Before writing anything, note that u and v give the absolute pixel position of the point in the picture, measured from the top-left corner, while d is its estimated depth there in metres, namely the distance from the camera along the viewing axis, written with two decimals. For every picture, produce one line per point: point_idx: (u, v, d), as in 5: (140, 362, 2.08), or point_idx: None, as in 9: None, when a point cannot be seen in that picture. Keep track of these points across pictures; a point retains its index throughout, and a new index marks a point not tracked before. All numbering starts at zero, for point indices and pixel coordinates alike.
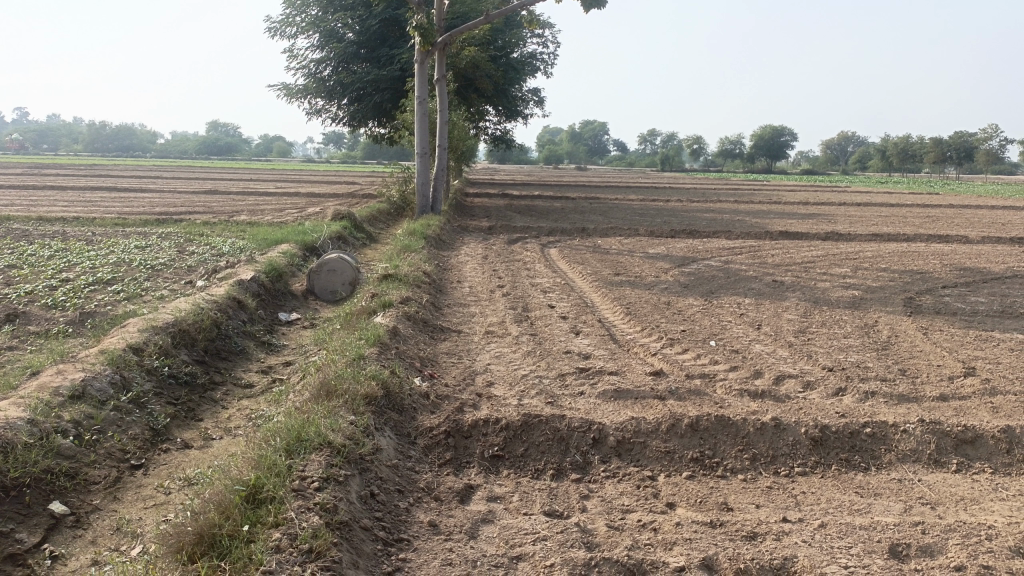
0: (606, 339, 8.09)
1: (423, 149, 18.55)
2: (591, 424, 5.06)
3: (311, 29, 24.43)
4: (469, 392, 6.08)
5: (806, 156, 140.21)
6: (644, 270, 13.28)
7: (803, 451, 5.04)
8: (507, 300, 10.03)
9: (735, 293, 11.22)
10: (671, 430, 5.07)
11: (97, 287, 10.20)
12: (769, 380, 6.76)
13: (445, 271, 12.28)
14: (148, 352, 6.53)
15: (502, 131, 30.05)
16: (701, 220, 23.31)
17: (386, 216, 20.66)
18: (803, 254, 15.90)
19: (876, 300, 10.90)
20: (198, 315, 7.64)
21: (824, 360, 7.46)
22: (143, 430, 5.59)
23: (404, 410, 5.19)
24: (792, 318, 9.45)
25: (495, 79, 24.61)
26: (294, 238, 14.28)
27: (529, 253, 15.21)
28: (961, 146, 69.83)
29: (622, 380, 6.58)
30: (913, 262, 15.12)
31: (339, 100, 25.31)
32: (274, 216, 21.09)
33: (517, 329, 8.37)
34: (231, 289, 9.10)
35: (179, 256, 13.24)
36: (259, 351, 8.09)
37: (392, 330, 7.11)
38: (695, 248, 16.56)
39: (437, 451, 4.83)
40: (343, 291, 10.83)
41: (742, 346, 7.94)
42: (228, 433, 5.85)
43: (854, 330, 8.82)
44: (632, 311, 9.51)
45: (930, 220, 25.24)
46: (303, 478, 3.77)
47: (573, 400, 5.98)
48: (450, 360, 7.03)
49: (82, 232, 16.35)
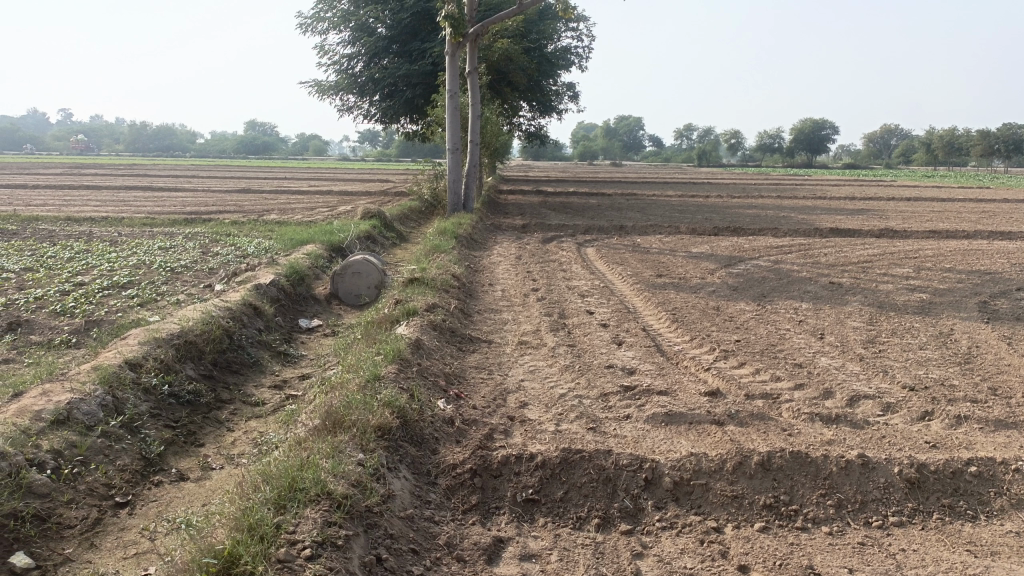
0: (652, 350, 7.32)
1: (454, 145, 17.85)
2: (641, 461, 4.30)
3: (342, 24, 23.89)
4: (500, 415, 5.37)
5: (846, 149, 136.78)
6: (689, 271, 12.44)
7: (897, 496, 4.22)
8: (542, 305, 9.28)
9: (789, 297, 10.35)
10: (739, 470, 4.29)
11: (111, 291, 9.66)
12: (841, 401, 5.94)
13: (475, 273, 11.58)
14: (146, 368, 5.92)
15: (536, 127, 29.25)
16: (744, 217, 22.25)
17: (417, 214, 20.02)
18: (857, 253, 14.90)
19: (947, 305, 9.93)
20: (206, 324, 7.03)
21: (903, 377, 6.58)
22: (133, 460, 4.98)
23: (423, 443, 4.48)
24: (857, 325, 8.56)
25: (528, 73, 23.83)
26: (320, 238, 13.69)
27: (565, 253, 14.47)
28: (1008, 138, 67.22)
29: (673, 402, 5.79)
30: (978, 262, 14.01)
31: (371, 97, 24.75)
32: (304, 215, 20.60)
33: (553, 339, 7.62)
34: (247, 294, 8.50)
35: (201, 257, 12.72)
36: (274, 362, 7.45)
37: (415, 343, 6.42)
38: (741, 247, 15.68)
39: (462, 494, 4.11)
40: (368, 295, 10.18)
41: (806, 359, 7.11)
42: (231, 461, 5.21)
43: (929, 340, 7.93)
44: (679, 318, 8.70)
45: (986, 216, 23.84)
46: (292, 544, 3.12)
47: (618, 426, 5.24)
48: (480, 376, 6.30)
49: (107, 233, 15.95)
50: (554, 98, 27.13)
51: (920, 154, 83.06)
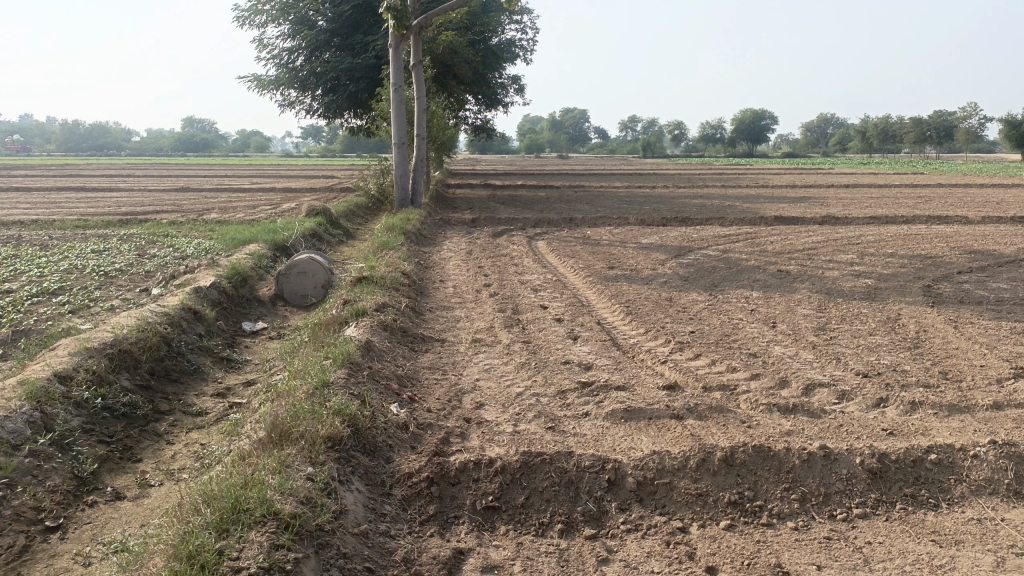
0: (608, 345, 7.22)
1: (400, 140, 17.51)
2: (604, 462, 4.17)
3: (281, 16, 23.29)
4: (455, 418, 5.20)
5: (786, 138, 139.68)
6: (639, 262, 12.42)
7: (859, 487, 4.19)
8: (495, 301, 9.12)
9: (740, 286, 10.40)
10: (702, 467, 4.20)
11: (40, 299, 9.18)
12: (797, 390, 5.93)
13: (425, 269, 11.36)
14: (78, 380, 5.57)
15: (482, 121, 29.02)
16: (691, 207, 22.42)
17: (363, 211, 19.65)
18: (803, 240, 15.10)
19: (893, 290, 10.08)
20: (142, 332, 6.69)
21: (856, 364, 6.60)
22: (65, 480, 4.65)
23: (377, 451, 4.28)
24: (808, 313, 8.62)
25: (474, 65, 23.58)
26: (263, 237, 13.29)
27: (516, 247, 14.33)
28: (940, 125, 69.34)
29: (631, 397, 5.69)
30: (919, 246, 14.31)
31: (312, 92, 24.21)
32: (247, 214, 20.03)
33: (507, 336, 7.46)
34: (186, 298, 8.14)
35: (137, 260, 12.21)
36: (217, 369, 7.14)
37: (365, 345, 6.19)
38: (689, 237, 15.75)
39: (419, 504, 3.93)
40: (315, 295, 9.88)
41: (760, 348, 7.10)
42: (171, 477, 4.93)
43: (879, 326, 8.02)
44: (632, 310, 8.63)
45: (922, 200, 24.49)
46: (237, 572, 2.91)
47: (577, 425, 5.12)
48: (434, 377, 6.12)
49: (37, 236, 15.24)
50: (499, 91, 26.92)
51: (856, 141, 85.19)
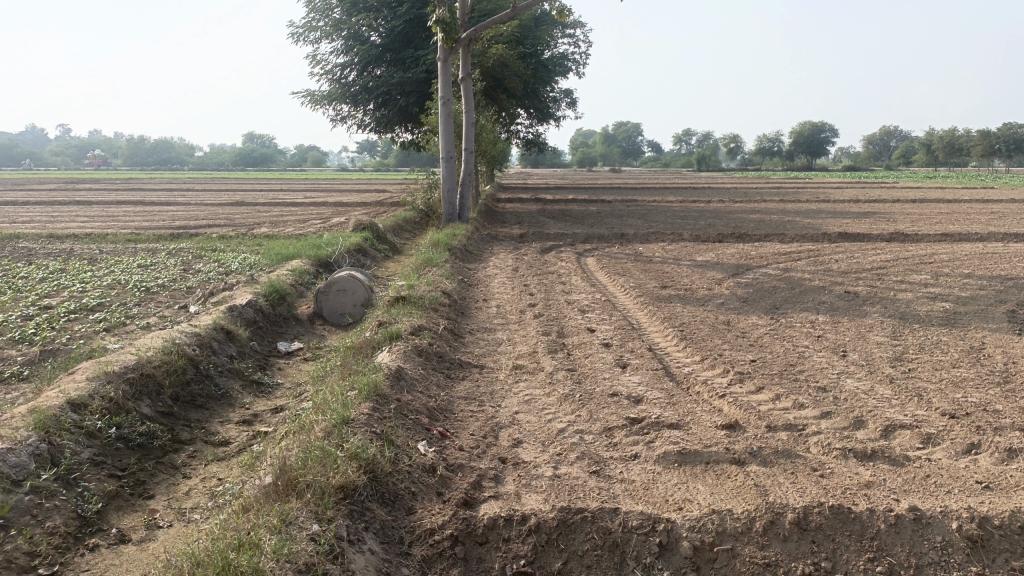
0: (660, 374, 6.65)
1: (448, 154, 17.17)
2: (654, 522, 3.70)
3: (333, 32, 23.29)
4: (490, 457, 4.72)
5: (846, 152, 136.24)
6: (695, 281, 11.79)
7: (957, 558, 3.60)
8: (540, 323, 8.62)
9: (804, 309, 9.69)
10: (770, 531, 3.68)
11: (78, 315, 9.02)
12: (875, 432, 5.28)
13: (469, 288, 10.95)
14: (92, 409, 5.25)
15: (534, 135, 28.64)
16: (748, 222, 21.60)
17: (411, 225, 19.42)
18: (869, 259, 14.23)
19: (974, 316, 9.26)
20: (168, 354, 6.37)
21: (941, 403, 5.89)
22: (66, 520, 4.29)
23: (397, 501, 3.86)
24: (882, 341, 7.90)
25: (525, 78, 23.22)
26: (306, 253, 13.05)
27: (565, 264, 13.82)
28: (1009, 138, 66.34)
29: (687, 437, 5.11)
30: (997, 266, 13.35)
31: (364, 107, 24.16)
32: (296, 228, 19.98)
33: (550, 363, 6.96)
34: (219, 317, 7.85)
35: (181, 276, 12.07)
36: (245, 393, 6.78)
37: (395, 373, 5.76)
38: (747, 254, 15.00)
39: (442, 568, 3.50)
40: (354, 314, 9.51)
41: (830, 381, 6.44)
42: (181, 518, 4.54)
43: (962, 357, 7.26)
44: (686, 336, 8.03)
45: (997, 217, 23.12)
46: None
47: (625, 468, 4.59)
48: (470, 409, 5.64)
49: (88, 250, 15.34)
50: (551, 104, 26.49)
51: (920, 154, 82.27)
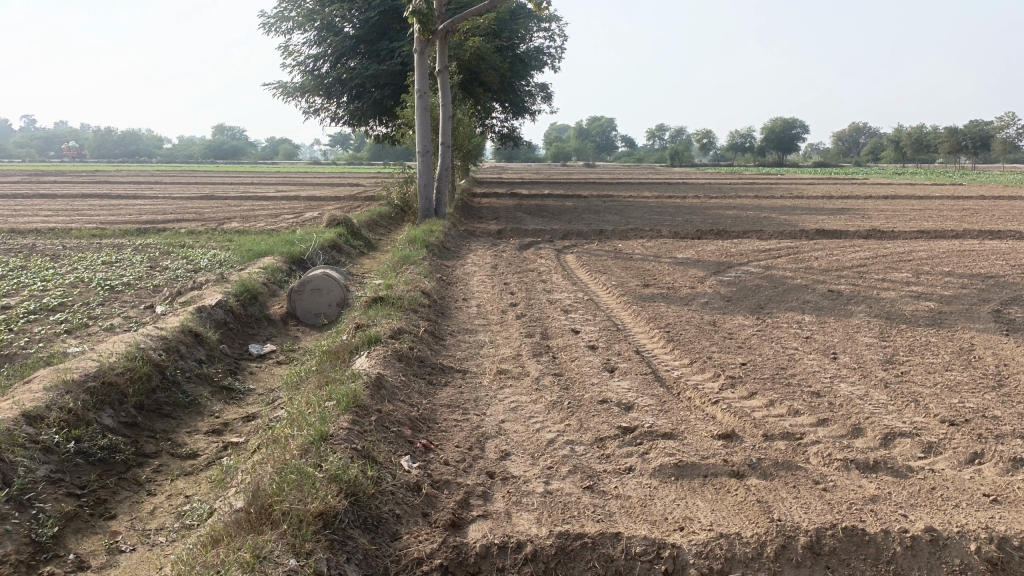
0: (649, 379, 6.42)
1: (424, 148, 16.81)
2: (659, 548, 3.52)
3: (306, 23, 22.78)
4: (477, 472, 4.45)
5: (817, 148, 137.56)
6: (677, 279, 11.60)
7: None
8: (522, 324, 8.35)
9: (789, 308, 9.53)
10: (782, 556, 3.53)
11: (38, 316, 8.59)
12: (874, 441, 5.10)
13: (448, 287, 10.66)
14: (48, 421, 4.89)
15: (509, 129, 28.32)
16: (725, 219, 21.48)
17: (386, 221, 19.04)
18: (849, 256, 14.17)
19: (960, 315, 9.15)
20: (132, 361, 6.00)
21: (939, 408, 5.72)
22: (19, 546, 3.94)
23: (382, 526, 3.59)
24: (871, 342, 7.74)
25: (501, 72, 22.89)
26: (279, 249, 12.66)
27: (544, 261, 13.59)
28: (976, 135, 67.37)
29: (682, 448, 4.89)
30: (975, 264, 13.35)
31: (338, 99, 23.68)
32: (267, 223, 19.48)
33: (535, 367, 6.69)
34: (187, 319, 7.48)
35: (147, 273, 11.62)
36: (215, 400, 6.45)
37: (375, 381, 5.46)
38: (727, 251, 14.88)
39: None
40: (329, 314, 9.18)
41: (824, 386, 6.25)
42: (146, 541, 4.22)
43: (954, 359, 7.12)
44: (673, 337, 7.82)
45: (969, 213, 23.27)
46: None
47: (620, 482, 4.35)
48: (455, 418, 5.36)
49: (50, 246, 14.81)
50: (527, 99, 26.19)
51: (890, 151, 83.25)
